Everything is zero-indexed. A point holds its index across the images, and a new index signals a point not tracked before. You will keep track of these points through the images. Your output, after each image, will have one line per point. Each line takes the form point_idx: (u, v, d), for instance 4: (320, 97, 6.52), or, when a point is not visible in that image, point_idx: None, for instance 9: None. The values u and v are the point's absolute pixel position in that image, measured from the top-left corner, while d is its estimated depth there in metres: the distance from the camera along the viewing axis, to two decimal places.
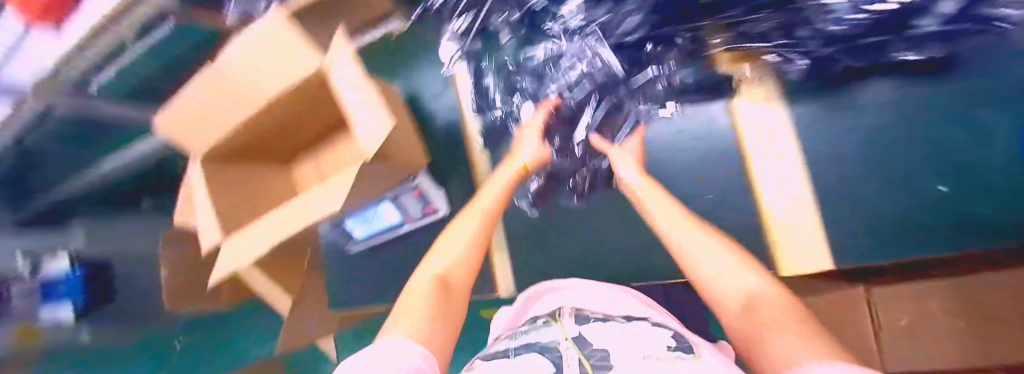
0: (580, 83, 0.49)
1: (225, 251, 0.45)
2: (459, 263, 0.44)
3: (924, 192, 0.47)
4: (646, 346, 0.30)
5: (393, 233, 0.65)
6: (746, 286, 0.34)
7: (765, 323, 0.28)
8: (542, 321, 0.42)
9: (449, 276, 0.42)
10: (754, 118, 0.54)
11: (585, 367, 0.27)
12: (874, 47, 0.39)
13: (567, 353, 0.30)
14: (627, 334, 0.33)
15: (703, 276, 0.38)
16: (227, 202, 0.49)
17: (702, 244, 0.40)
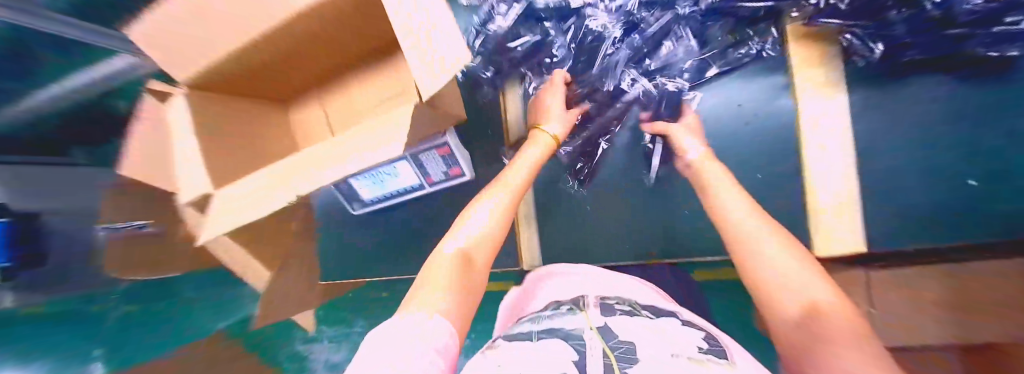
0: (652, 40, 0.43)
1: (221, 205, 0.38)
2: (482, 242, 0.32)
3: (949, 184, 0.41)
4: (678, 342, 0.24)
5: (407, 196, 0.54)
6: (804, 285, 0.26)
7: (831, 344, 0.21)
8: (566, 309, 0.33)
9: (473, 252, 0.30)
10: (815, 106, 0.43)
11: (610, 359, 0.22)
12: (956, 40, 0.35)
13: (591, 342, 0.24)
14: (656, 325, 0.27)
15: (758, 267, 0.29)
16: (220, 147, 0.40)
17: (752, 227, 0.32)
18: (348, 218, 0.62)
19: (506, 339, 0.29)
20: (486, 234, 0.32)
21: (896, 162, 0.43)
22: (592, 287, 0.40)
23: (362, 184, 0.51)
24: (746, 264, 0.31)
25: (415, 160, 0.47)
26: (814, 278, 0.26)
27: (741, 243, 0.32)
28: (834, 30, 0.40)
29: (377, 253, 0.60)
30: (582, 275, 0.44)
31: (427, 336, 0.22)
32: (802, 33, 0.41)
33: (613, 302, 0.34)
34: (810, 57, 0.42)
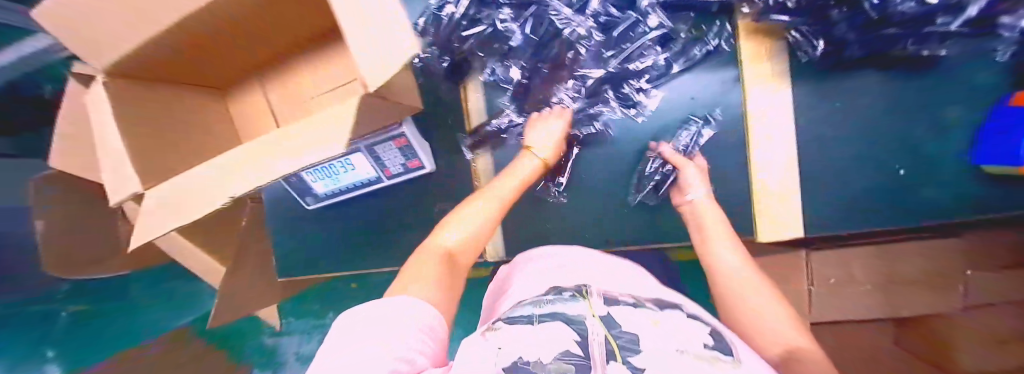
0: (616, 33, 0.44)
1: (153, 204, 0.35)
2: (470, 243, 0.36)
3: (878, 175, 0.45)
4: (682, 335, 0.23)
5: (363, 191, 0.53)
6: (787, 333, 0.32)
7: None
8: (568, 294, 0.31)
9: (456, 252, 0.34)
10: (760, 97, 0.45)
11: (613, 346, 0.20)
12: (890, 40, 0.37)
13: (594, 328, 0.22)
14: (661, 316, 0.27)
15: (749, 313, 0.36)
16: (151, 142, 0.37)
17: (751, 282, 0.38)
18: (302, 214, 0.58)
19: (506, 322, 0.25)
20: (473, 235, 0.36)
21: (838, 159, 0.46)
22: (583, 274, 0.38)
23: (315, 178, 0.51)
24: (739, 308, 0.37)
25: (371, 152, 0.46)
26: (793, 329, 0.33)
27: (735, 292, 0.38)
28: (779, 27, 0.42)
29: (337, 246, 0.58)
30: (574, 261, 0.43)
31: (418, 318, 0.22)
32: (750, 29, 0.43)
33: (617, 293, 0.33)
34: (758, 53, 0.44)
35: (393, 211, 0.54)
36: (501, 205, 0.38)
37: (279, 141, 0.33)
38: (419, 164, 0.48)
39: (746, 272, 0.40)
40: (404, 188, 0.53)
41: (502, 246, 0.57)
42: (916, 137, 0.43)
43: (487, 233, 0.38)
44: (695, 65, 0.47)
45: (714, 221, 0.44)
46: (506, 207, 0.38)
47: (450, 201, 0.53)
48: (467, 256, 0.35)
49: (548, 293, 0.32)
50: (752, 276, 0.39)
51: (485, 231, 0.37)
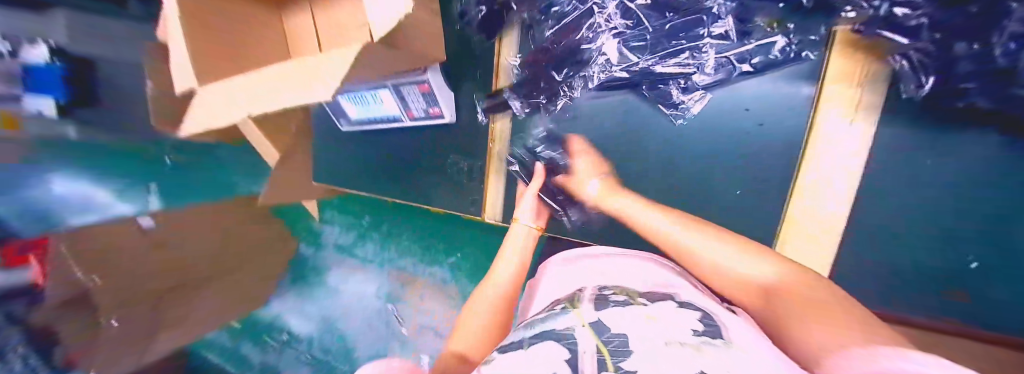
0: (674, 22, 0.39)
1: (209, 96, 0.44)
2: (475, 337, 0.39)
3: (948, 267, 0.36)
4: (672, 329, 0.26)
5: (386, 127, 0.57)
6: (762, 275, 0.31)
7: (789, 320, 0.26)
8: (560, 307, 0.34)
9: (469, 353, 0.37)
10: (835, 130, 0.39)
11: (604, 355, 0.25)
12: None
13: (584, 340, 0.27)
14: (653, 309, 0.29)
15: (722, 272, 0.34)
16: (210, 48, 0.45)
17: (690, 238, 0.38)
18: (337, 132, 0.64)
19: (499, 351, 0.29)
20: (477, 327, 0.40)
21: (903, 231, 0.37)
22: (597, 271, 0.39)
23: (350, 104, 0.56)
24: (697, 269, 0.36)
25: (398, 92, 0.50)
26: (759, 263, 0.33)
27: (690, 258, 0.37)
28: (885, 46, 0.34)
29: (361, 171, 0.63)
30: (586, 262, 0.43)
31: None
32: (851, 42, 0.36)
33: (610, 292, 0.34)
34: (850, 72, 0.37)
35: (415, 150, 0.57)
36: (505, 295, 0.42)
37: (318, 65, 0.36)
38: (440, 112, 0.51)
39: (692, 231, 0.39)
40: (428, 131, 0.55)
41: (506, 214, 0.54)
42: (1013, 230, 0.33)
43: (500, 325, 0.40)
44: (767, 74, 0.40)
45: (643, 215, 0.43)
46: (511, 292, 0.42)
47: (462, 153, 0.54)
48: (479, 355, 0.37)
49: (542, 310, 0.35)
50: (697, 236, 0.38)
51: (487, 327, 0.40)
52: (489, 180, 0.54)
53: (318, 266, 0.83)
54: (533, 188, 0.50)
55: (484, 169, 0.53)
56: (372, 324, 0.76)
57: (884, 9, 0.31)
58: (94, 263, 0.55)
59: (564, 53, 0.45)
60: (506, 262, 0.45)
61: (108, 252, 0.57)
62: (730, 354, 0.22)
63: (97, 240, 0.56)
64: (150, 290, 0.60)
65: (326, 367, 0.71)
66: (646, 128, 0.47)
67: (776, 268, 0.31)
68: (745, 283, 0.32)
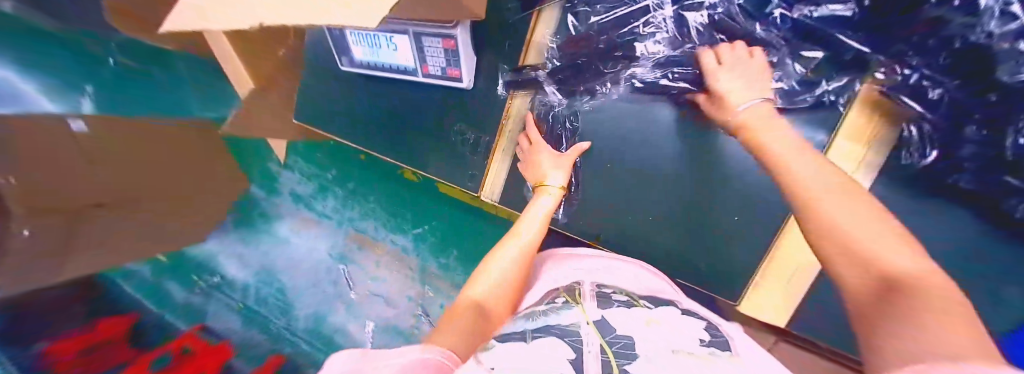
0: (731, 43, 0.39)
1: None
2: (496, 294, 0.39)
3: None
4: (677, 336, 0.26)
5: (393, 78, 0.52)
6: (894, 259, 0.25)
7: (922, 312, 0.21)
8: (561, 301, 0.34)
9: (487, 302, 0.38)
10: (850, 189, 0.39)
11: (609, 357, 0.23)
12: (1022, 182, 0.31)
13: (589, 338, 0.26)
14: (655, 315, 0.30)
15: (843, 236, 0.27)
16: None
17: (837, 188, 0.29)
18: (334, 71, 0.58)
19: (498, 339, 0.28)
20: (499, 283, 0.39)
21: None
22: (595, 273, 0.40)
23: (359, 43, 0.50)
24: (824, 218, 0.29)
25: (417, 41, 0.46)
26: (904, 255, 0.25)
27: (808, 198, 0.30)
28: (898, 110, 0.36)
29: (354, 122, 0.58)
30: (575, 260, 0.45)
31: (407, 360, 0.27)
32: (873, 101, 0.37)
33: (610, 291, 0.35)
34: (862, 131, 0.38)
35: (420, 108, 0.53)
36: (516, 263, 0.41)
37: None
38: (457, 75, 0.47)
39: (830, 177, 0.31)
40: (438, 91, 0.51)
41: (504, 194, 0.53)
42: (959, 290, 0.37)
43: (515, 288, 0.40)
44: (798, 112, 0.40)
45: (779, 138, 0.34)
46: (523, 263, 0.41)
47: (471, 122, 0.51)
48: (499, 308, 0.37)
49: (541, 302, 0.35)
50: (837, 188, 0.29)
51: (508, 286, 0.39)
52: (495, 157, 0.51)
53: (268, 213, 1.05)
54: (564, 167, 0.46)
55: (492, 146, 0.51)
56: (315, 278, 0.94)
57: (914, 79, 0.33)
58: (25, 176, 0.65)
59: (602, 50, 0.43)
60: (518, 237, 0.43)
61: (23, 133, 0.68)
62: (739, 366, 0.22)
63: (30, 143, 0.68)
64: (92, 199, 0.73)
65: (254, 316, 0.85)
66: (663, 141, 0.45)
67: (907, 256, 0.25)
68: (871, 265, 0.25)
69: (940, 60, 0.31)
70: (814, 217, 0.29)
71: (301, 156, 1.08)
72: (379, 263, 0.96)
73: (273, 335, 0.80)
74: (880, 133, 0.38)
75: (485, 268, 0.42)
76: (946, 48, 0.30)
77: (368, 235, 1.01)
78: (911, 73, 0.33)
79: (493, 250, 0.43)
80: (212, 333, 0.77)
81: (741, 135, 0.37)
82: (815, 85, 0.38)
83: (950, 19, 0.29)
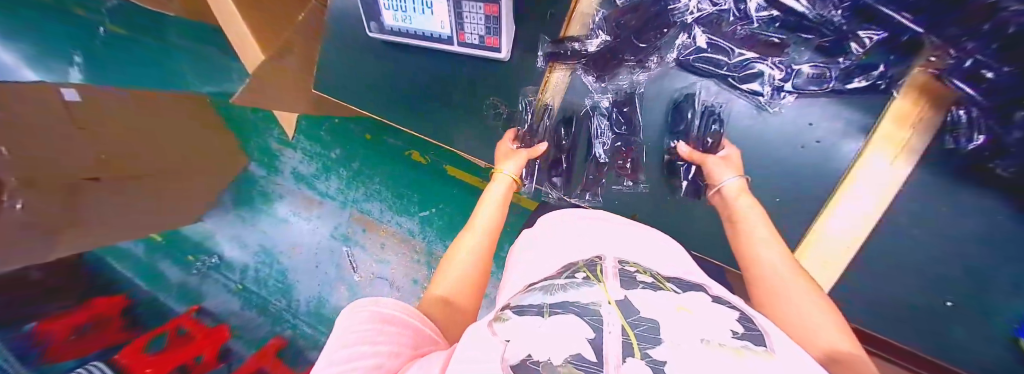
0: (781, 22, 0.37)
1: None
2: (463, 286, 0.37)
3: (942, 301, 0.39)
4: (708, 321, 0.21)
5: (423, 46, 0.50)
6: (834, 339, 0.25)
7: None
8: (580, 277, 0.31)
9: (452, 297, 0.36)
10: (872, 171, 0.38)
11: (630, 340, 0.21)
12: None
13: (609, 319, 0.23)
14: (684, 300, 0.26)
15: (791, 316, 0.28)
16: None
17: (782, 263, 0.32)
18: (357, 38, 0.55)
19: (514, 311, 0.27)
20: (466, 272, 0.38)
21: (918, 267, 0.39)
22: (608, 241, 0.39)
23: (390, 7, 0.48)
24: (771, 293, 0.31)
25: (456, 7, 0.44)
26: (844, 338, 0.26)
27: (759, 267, 0.33)
28: (952, 93, 0.34)
29: (378, 92, 0.56)
30: (589, 224, 0.43)
31: (369, 336, 0.23)
32: (924, 86, 0.35)
33: (633, 270, 0.32)
34: (906, 116, 0.36)
35: (452, 79, 0.51)
36: (482, 254, 0.40)
37: None
38: (495, 46, 0.45)
39: (790, 267, 0.32)
40: (473, 62, 0.49)
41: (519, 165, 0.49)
42: (990, 277, 0.37)
43: (479, 278, 0.39)
44: (854, 93, 0.37)
45: (753, 216, 0.37)
46: (486, 251, 0.40)
47: (505, 96, 0.49)
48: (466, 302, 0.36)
49: (559, 274, 0.32)
50: (790, 266, 0.32)
51: (474, 276, 0.39)
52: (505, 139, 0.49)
53: (268, 193, 1.05)
54: (518, 156, 0.47)
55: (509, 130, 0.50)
56: (317, 257, 0.99)
57: (968, 63, 0.32)
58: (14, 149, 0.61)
59: (647, 23, 0.42)
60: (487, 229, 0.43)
61: (12, 93, 0.63)
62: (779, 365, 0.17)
63: (23, 106, 0.64)
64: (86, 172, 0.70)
65: (253, 298, 0.95)
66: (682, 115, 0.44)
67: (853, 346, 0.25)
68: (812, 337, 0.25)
69: (991, 46, 0.30)
70: (773, 299, 0.30)
71: (305, 134, 1.04)
72: (384, 246, 0.98)
73: (272, 317, 0.91)
74: (929, 120, 0.35)
75: (449, 261, 0.40)
76: (999, 33, 0.29)
77: (372, 216, 1.00)
78: (962, 57, 0.32)
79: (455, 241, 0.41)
80: (208, 314, 0.85)
81: (725, 209, 0.40)
82: (873, 74, 0.36)
83: (1004, 7, 0.27)
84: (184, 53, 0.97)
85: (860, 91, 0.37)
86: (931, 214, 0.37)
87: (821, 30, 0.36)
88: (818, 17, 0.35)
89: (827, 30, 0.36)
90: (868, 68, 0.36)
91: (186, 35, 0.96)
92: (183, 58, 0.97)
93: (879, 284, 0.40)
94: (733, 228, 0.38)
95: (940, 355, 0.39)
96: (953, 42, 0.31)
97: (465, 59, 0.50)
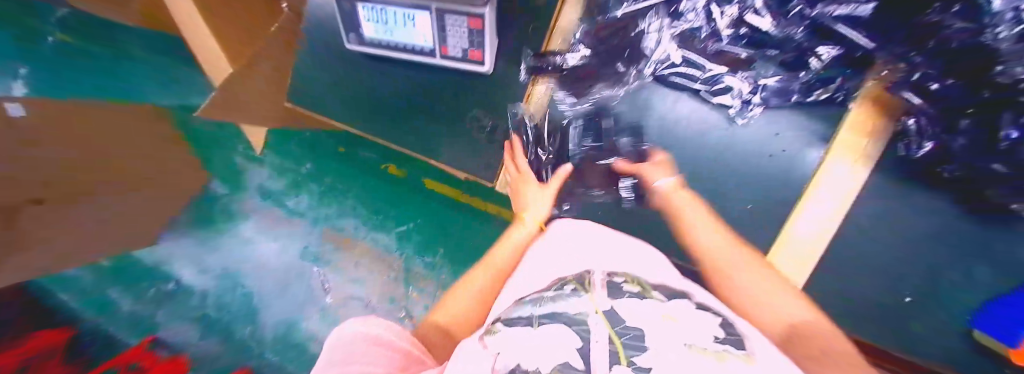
0: (747, 39, 0.41)
1: None
2: (462, 315, 0.45)
3: (899, 296, 0.41)
4: (693, 330, 0.24)
5: (404, 59, 0.50)
6: (784, 310, 0.35)
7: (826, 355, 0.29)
8: (569, 288, 0.32)
9: (451, 326, 0.44)
10: (836, 176, 0.40)
11: (616, 347, 0.23)
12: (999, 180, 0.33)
13: (596, 328, 0.25)
14: (670, 309, 0.27)
15: (751, 301, 0.37)
16: None
17: (725, 244, 0.41)
18: (337, 50, 0.54)
19: (506, 323, 0.30)
20: (468, 306, 0.46)
21: (874, 265, 0.41)
22: (600, 253, 0.40)
23: (370, 19, 0.47)
24: (727, 281, 0.39)
25: (439, 20, 0.44)
26: (790, 301, 0.36)
27: (706, 254, 0.41)
28: (902, 105, 0.37)
29: (359, 105, 0.54)
30: (575, 241, 0.44)
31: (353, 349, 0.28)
32: (877, 96, 0.38)
33: (621, 280, 0.33)
34: (863, 127, 0.39)
35: (433, 90, 0.51)
36: (487, 287, 0.47)
37: None
38: (478, 58, 0.45)
39: (729, 246, 0.41)
40: (456, 74, 0.50)
41: (540, 199, 0.53)
42: (943, 275, 0.39)
43: (483, 306, 0.46)
44: (812, 103, 0.41)
45: (693, 215, 0.43)
46: (489, 286, 0.47)
47: (487, 108, 0.49)
48: (464, 331, 0.44)
49: (550, 288, 0.34)
50: (730, 247, 0.41)
51: (478, 303, 0.46)
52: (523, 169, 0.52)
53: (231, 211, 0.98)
54: (541, 194, 0.53)
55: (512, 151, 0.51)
56: (284, 279, 0.91)
57: (915, 76, 0.34)
58: (11, 152, 0.60)
59: (627, 38, 0.46)
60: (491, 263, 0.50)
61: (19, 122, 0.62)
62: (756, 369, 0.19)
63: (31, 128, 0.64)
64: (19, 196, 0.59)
65: (215, 325, 0.83)
66: (657, 126, 0.47)
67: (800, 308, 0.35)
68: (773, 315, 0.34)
69: (937, 61, 0.32)
70: (725, 274, 0.40)
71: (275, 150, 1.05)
72: (359, 264, 0.93)
73: (234, 346, 0.81)
74: (883, 127, 0.38)
75: (455, 293, 0.48)
76: (943, 48, 0.31)
77: (346, 234, 0.96)
78: (912, 70, 0.34)
79: (464, 277, 0.49)
80: (165, 346, 0.75)
81: (667, 209, 0.46)
82: (827, 87, 0.39)
83: (948, 24, 0.30)
84: (143, 63, 0.93)
85: (816, 102, 0.41)
86: (883, 213, 0.40)
87: (783, 46, 0.40)
88: (783, 31, 0.39)
89: (787, 46, 0.39)
90: (823, 81, 0.39)
91: (145, 45, 0.93)
92: (139, 70, 0.92)
93: (840, 280, 0.43)
94: (677, 218, 0.44)
95: (902, 352, 0.41)
96: (903, 56, 0.34)
97: (447, 71, 0.50)
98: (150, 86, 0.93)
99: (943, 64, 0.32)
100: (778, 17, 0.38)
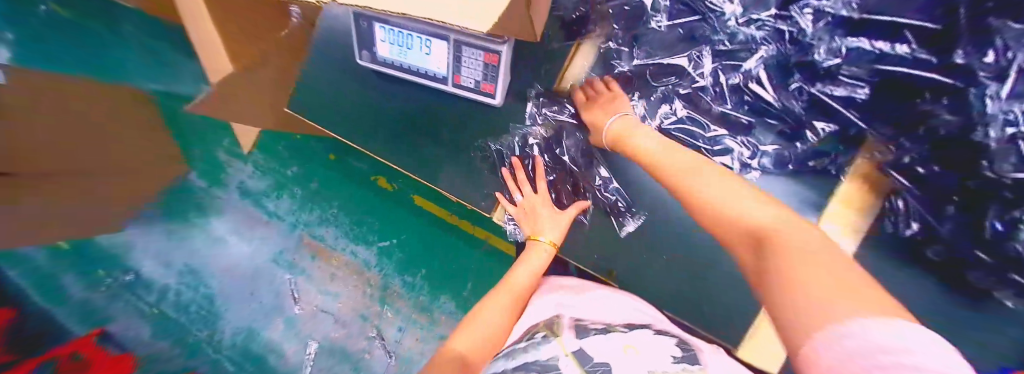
0: (749, 106, 0.42)
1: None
2: (481, 348, 0.41)
3: None
4: (657, 357, 0.30)
5: (416, 82, 0.50)
6: (754, 213, 0.28)
7: (811, 276, 0.22)
8: (540, 336, 0.37)
9: (472, 355, 0.40)
10: None
11: None
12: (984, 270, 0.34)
13: (568, 370, 0.30)
14: (631, 339, 0.33)
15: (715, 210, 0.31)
16: None
17: (687, 159, 0.36)
18: (346, 64, 0.54)
19: None
20: (491, 331, 0.43)
21: None
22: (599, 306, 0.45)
23: (386, 40, 0.48)
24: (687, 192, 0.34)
25: (456, 50, 0.44)
26: (759, 204, 0.29)
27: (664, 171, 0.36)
28: (890, 185, 0.38)
29: (362, 118, 0.54)
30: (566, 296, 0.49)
31: None
32: (867, 173, 0.39)
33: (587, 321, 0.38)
34: (853, 198, 0.40)
35: (439, 114, 0.51)
36: (505, 316, 0.45)
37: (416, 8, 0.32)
38: (489, 91, 0.46)
39: (688, 159, 0.36)
40: (463, 101, 0.50)
41: (561, 223, 0.48)
42: None
43: (501, 336, 0.43)
44: (806, 172, 0.42)
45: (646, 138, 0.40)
46: (511, 313, 0.46)
47: (493, 138, 0.50)
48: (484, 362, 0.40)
49: (522, 339, 0.38)
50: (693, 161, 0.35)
51: (501, 330, 0.43)
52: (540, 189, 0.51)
53: (206, 207, 0.92)
54: (558, 223, 0.49)
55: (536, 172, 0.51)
56: (252, 283, 0.87)
57: (906, 160, 0.34)
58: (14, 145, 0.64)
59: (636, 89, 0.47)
60: (510, 286, 0.48)
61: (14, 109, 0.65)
62: None
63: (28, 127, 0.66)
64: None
65: (169, 326, 0.77)
66: None
67: (770, 212, 0.28)
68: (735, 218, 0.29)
69: (926, 148, 0.32)
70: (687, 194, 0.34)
71: (262, 149, 1.00)
72: (333, 276, 0.89)
73: (188, 349, 0.76)
74: (870, 203, 0.40)
75: (474, 318, 0.45)
76: (932, 135, 0.31)
77: (324, 243, 0.93)
78: (901, 153, 0.34)
79: (481, 301, 0.46)
80: (113, 341, 0.68)
81: (619, 142, 0.43)
82: (821, 161, 0.41)
83: (938, 114, 0.30)
84: (129, 44, 0.89)
85: (811, 171, 0.42)
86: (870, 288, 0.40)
87: (783, 116, 0.40)
88: (783, 103, 0.40)
89: (787, 116, 0.40)
90: (819, 153, 0.41)
91: (134, 25, 0.90)
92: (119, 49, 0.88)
93: None
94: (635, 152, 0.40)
95: None
96: (893, 140, 0.34)
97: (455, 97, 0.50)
98: (146, 71, 0.90)
99: (933, 151, 0.32)
100: (778, 90, 0.40)
